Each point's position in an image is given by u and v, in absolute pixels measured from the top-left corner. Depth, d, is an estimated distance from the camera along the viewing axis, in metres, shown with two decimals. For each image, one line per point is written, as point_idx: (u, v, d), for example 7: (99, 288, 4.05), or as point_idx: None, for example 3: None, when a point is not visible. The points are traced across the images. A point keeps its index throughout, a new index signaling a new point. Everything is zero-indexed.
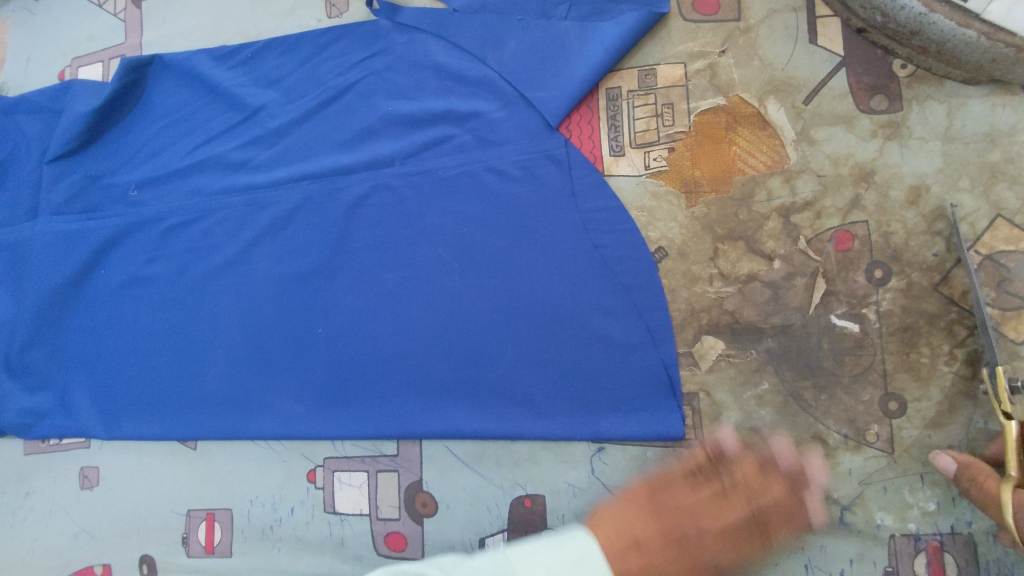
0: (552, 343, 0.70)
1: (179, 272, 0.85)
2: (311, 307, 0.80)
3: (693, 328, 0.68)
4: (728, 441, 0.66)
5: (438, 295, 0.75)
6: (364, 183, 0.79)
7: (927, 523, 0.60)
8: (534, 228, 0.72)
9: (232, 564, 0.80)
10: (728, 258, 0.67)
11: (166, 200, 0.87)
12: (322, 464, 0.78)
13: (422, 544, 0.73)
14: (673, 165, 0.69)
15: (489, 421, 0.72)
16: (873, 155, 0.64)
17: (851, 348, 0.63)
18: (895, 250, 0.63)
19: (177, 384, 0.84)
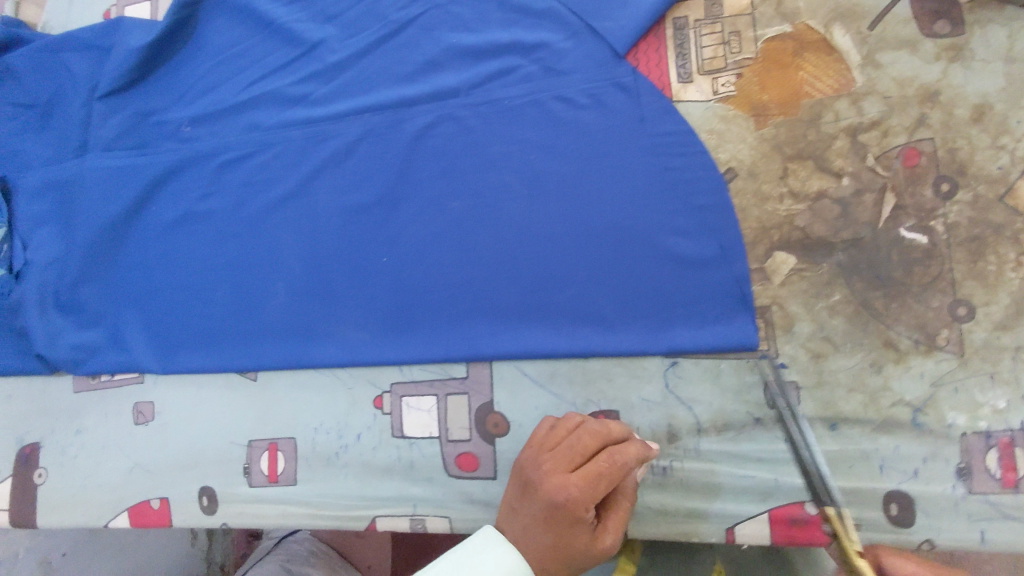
0: (621, 263, 0.72)
1: (237, 205, 0.86)
2: (376, 236, 0.81)
3: (764, 245, 0.70)
4: (801, 351, 0.68)
5: (504, 221, 0.77)
6: (429, 113, 0.81)
7: (999, 420, 0.63)
8: (603, 153, 0.74)
9: (297, 492, 0.80)
10: (797, 177, 0.70)
11: (223, 136, 0.88)
12: (389, 390, 0.79)
13: (494, 462, 0.75)
14: (742, 90, 0.72)
15: (561, 339, 0.73)
16: (938, 76, 0.67)
17: (920, 258, 0.66)
18: (960, 164, 0.66)
19: (236, 316, 0.85)
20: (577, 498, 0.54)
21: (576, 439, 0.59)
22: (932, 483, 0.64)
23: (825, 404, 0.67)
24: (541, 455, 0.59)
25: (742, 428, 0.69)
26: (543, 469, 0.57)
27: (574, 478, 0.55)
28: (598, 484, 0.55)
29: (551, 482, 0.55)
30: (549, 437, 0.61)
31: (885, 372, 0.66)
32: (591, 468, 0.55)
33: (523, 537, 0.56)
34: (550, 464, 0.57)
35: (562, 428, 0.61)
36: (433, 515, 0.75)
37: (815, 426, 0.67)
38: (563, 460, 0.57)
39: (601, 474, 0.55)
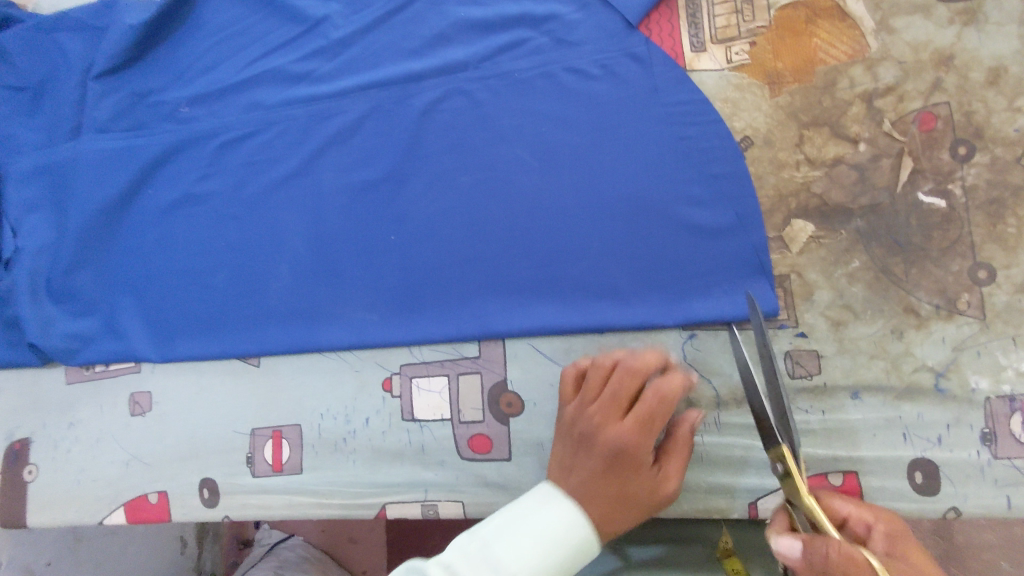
0: (637, 235, 0.71)
1: (237, 186, 0.83)
2: (384, 214, 0.79)
3: (782, 213, 0.69)
4: (821, 319, 0.67)
5: (517, 195, 0.75)
6: (437, 88, 0.79)
7: (1022, 383, 0.62)
8: (616, 124, 0.73)
9: (303, 480, 0.77)
10: (813, 143, 0.69)
11: (222, 115, 0.85)
12: (399, 371, 0.76)
13: (508, 443, 0.73)
14: (755, 59, 0.71)
15: (577, 314, 0.72)
16: (952, 39, 0.67)
17: (939, 222, 0.65)
18: (977, 127, 0.65)
19: (237, 300, 0.82)
20: (636, 441, 0.60)
21: (617, 384, 0.62)
22: (956, 449, 0.63)
23: (847, 372, 0.66)
24: (588, 407, 0.63)
25: None
26: (597, 421, 0.62)
27: (628, 424, 0.60)
28: (648, 424, 0.60)
29: (609, 432, 0.60)
30: (590, 387, 0.64)
31: (906, 338, 0.65)
32: (641, 412, 0.60)
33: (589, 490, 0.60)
34: (602, 414, 0.62)
35: (597, 376, 0.64)
36: (445, 500, 0.73)
37: (837, 395, 0.66)
38: (614, 408, 0.61)
39: (652, 414, 0.60)
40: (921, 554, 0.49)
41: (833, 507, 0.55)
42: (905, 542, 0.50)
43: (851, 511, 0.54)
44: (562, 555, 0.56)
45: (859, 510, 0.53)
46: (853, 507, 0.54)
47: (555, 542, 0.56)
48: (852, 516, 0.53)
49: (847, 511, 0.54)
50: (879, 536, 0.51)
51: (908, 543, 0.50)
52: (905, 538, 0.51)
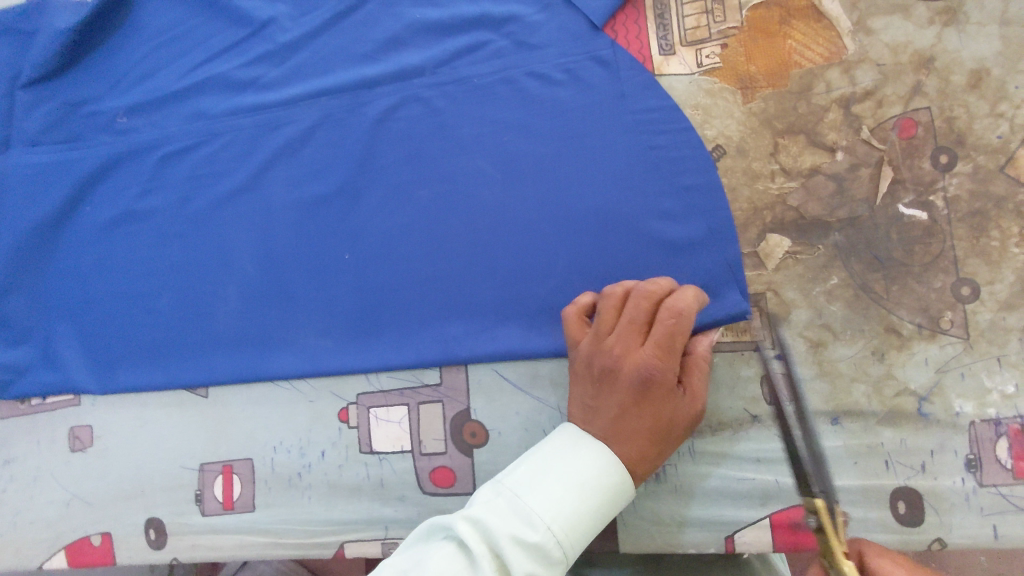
0: (607, 250, 0.67)
1: (181, 203, 0.77)
2: (337, 231, 0.73)
3: (756, 227, 0.65)
4: (799, 340, 0.63)
5: (478, 209, 0.70)
6: (393, 95, 0.73)
7: (1007, 406, 0.59)
8: (583, 132, 0.68)
9: (256, 518, 0.72)
10: (789, 152, 0.65)
11: (163, 125, 0.78)
12: (355, 401, 0.72)
13: (473, 477, 0.68)
14: (727, 62, 0.67)
15: (544, 338, 0.67)
16: (933, 41, 0.63)
17: (920, 236, 0.62)
18: (959, 134, 0.62)
19: (182, 326, 0.75)
20: (660, 363, 0.56)
21: (632, 309, 0.59)
22: (941, 476, 0.60)
23: (826, 397, 0.62)
24: (604, 340, 0.59)
25: (739, 428, 0.64)
26: (616, 351, 0.58)
27: (650, 348, 0.57)
28: (673, 345, 0.57)
29: (632, 358, 0.57)
30: (602, 319, 0.60)
31: (888, 360, 0.62)
32: (662, 332, 0.57)
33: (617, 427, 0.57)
34: (620, 343, 0.58)
35: (609, 309, 0.60)
36: (406, 537, 0.69)
37: (817, 422, 0.62)
38: (631, 336, 0.58)
39: (674, 333, 0.57)
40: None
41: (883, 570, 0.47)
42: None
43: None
44: (596, 502, 0.54)
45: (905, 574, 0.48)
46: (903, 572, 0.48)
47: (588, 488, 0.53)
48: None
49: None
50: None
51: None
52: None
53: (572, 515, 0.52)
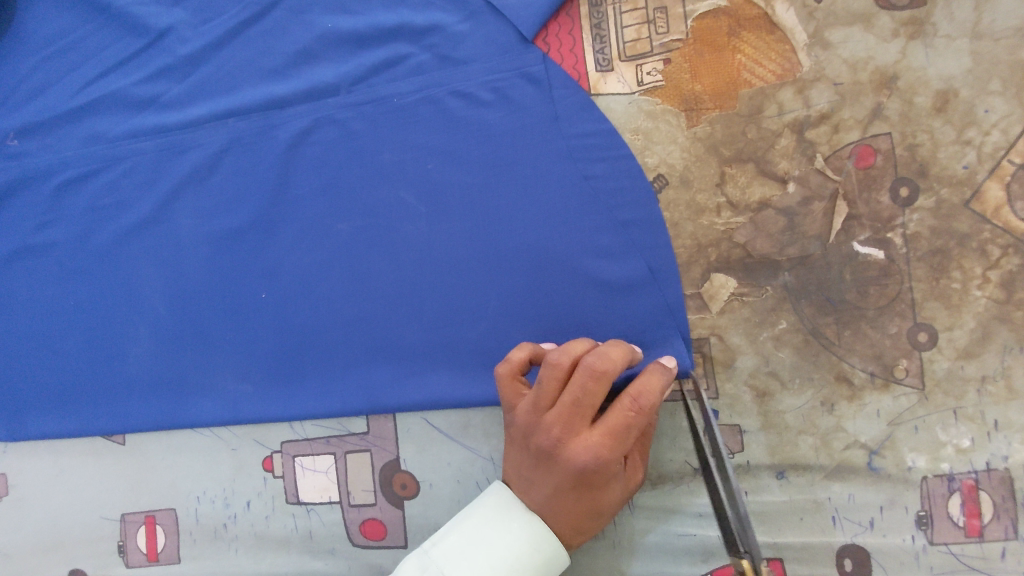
0: (540, 292, 0.61)
1: (84, 236, 0.71)
2: (251, 268, 0.67)
3: (701, 265, 0.60)
4: (744, 389, 0.59)
5: (402, 245, 0.64)
6: (305, 116, 0.66)
7: (962, 461, 0.56)
8: (512, 160, 0.61)
9: (181, 571, 0.69)
10: (736, 183, 0.59)
11: (60, 149, 0.72)
12: (280, 450, 0.67)
13: (404, 529, 0.65)
14: (670, 79, 0.60)
15: (473, 387, 0.62)
16: (896, 57, 0.56)
17: (876, 277, 0.57)
18: (921, 164, 0.56)
19: (92, 370, 0.70)
20: (605, 459, 0.50)
21: (579, 392, 0.50)
22: (890, 534, 0.57)
23: (772, 449, 0.59)
24: (545, 416, 0.52)
25: (681, 481, 0.61)
26: (556, 436, 0.51)
27: (595, 441, 0.50)
28: (623, 439, 0.50)
29: (574, 451, 0.50)
30: (544, 391, 0.52)
31: (837, 411, 0.58)
32: (612, 427, 0.50)
33: (553, 503, 0.53)
34: (562, 428, 0.51)
35: (552, 380, 0.51)
36: None
37: (761, 475, 0.59)
38: (577, 421, 0.50)
39: (625, 428, 0.50)
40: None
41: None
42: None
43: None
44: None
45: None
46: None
47: (514, 567, 0.53)
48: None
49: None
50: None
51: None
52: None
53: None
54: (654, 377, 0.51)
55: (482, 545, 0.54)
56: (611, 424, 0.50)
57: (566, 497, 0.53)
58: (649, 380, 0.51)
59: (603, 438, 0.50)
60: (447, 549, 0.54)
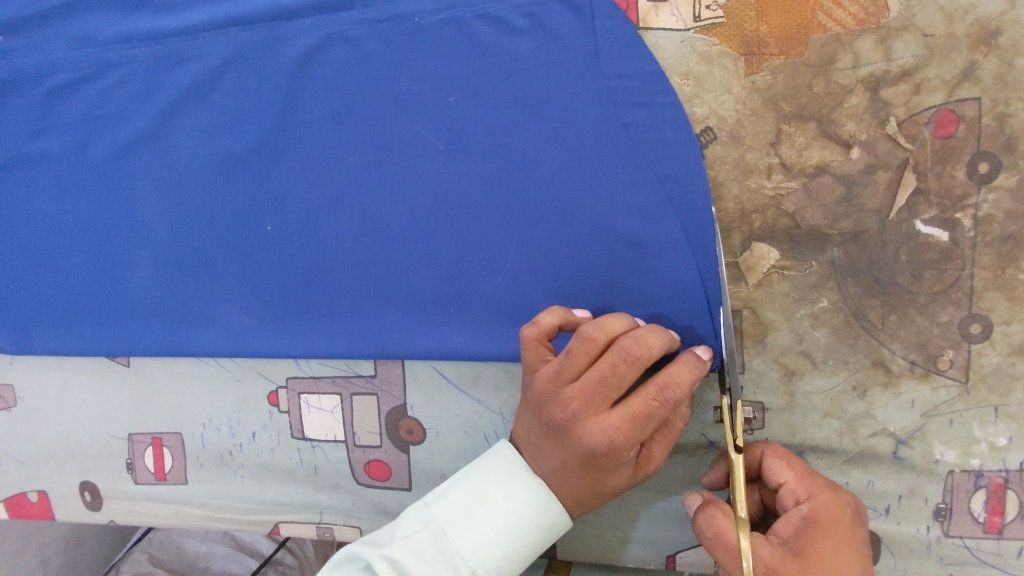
0: (562, 248, 0.56)
1: (77, 148, 0.66)
2: (255, 197, 0.62)
3: (742, 233, 0.55)
4: (772, 366, 0.56)
5: (417, 185, 0.59)
6: (315, 32, 0.60)
7: (994, 459, 0.53)
8: (544, 99, 0.55)
9: (189, 492, 0.70)
10: (793, 143, 0.53)
11: (47, 49, 0.66)
12: (285, 385, 0.66)
13: (408, 472, 0.64)
14: (732, 17, 0.53)
15: (486, 341, 0.59)
16: (1002, 7, 0.49)
17: (935, 260, 0.52)
18: (1009, 138, 0.49)
19: (91, 291, 0.67)
20: (618, 445, 0.48)
21: (607, 371, 0.48)
22: (904, 522, 0.55)
23: (794, 430, 0.56)
24: (566, 389, 0.50)
25: (693, 452, 0.59)
26: (573, 412, 0.49)
27: (611, 425, 0.48)
28: (643, 428, 0.48)
29: (588, 431, 0.48)
30: (570, 363, 0.49)
31: (869, 397, 0.54)
32: (632, 413, 0.48)
33: (557, 474, 0.52)
34: (580, 404, 0.49)
35: (583, 354, 0.49)
36: (340, 524, 0.67)
37: None
38: (597, 401, 0.48)
39: (647, 417, 0.48)
40: (837, 553, 0.42)
41: (770, 471, 0.48)
42: (824, 535, 0.43)
43: (788, 480, 0.46)
44: (528, 541, 0.53)
45: (797, 482, 0.46)
46: (794, 476, 0.46)
47: (517, 530, 0.52)
48: (785, 487, 0.46)
49: (784, 481, 0.46)
50: (793, 521, 0.43)
51: (829, 541, 0.42)
52: (831, 530, 0.43)
53: (500, 561, 0.52)
54: (690, 372, 0.48)
55: (486, 503, 0.53)
56: (633, 411, 0.48)
57: (572, 472, 0.51)
58: (684, 376, 0.48)
59: (621, 424, 0.48)
60: (449, 506, 0.53)
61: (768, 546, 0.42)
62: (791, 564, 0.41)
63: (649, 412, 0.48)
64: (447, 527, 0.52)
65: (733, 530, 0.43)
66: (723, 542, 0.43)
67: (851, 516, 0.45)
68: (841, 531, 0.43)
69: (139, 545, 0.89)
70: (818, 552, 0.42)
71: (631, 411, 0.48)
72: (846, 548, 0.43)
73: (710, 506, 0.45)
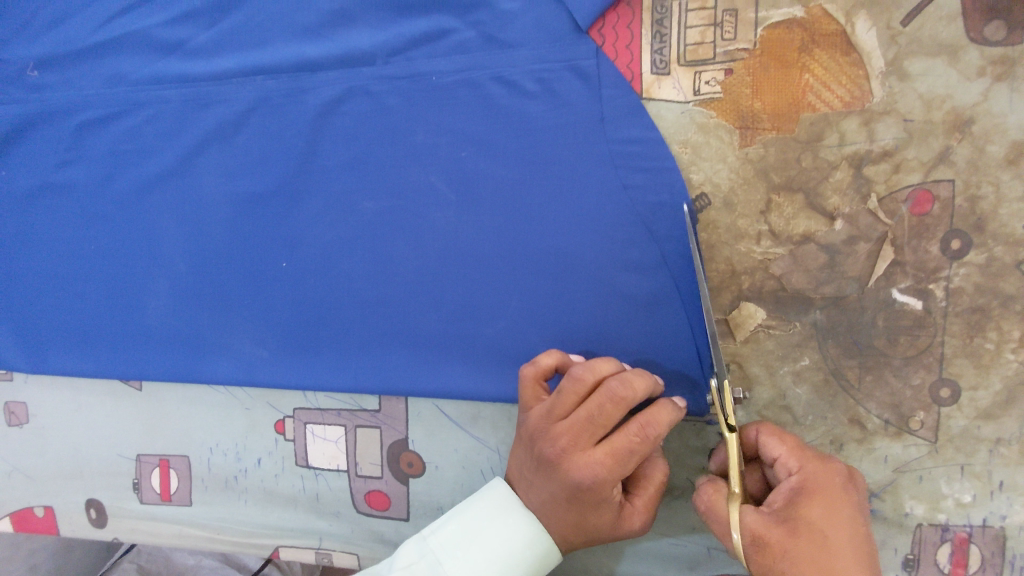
0: (563, 299, 0.60)
1: (102, 181, 0.69)
2: (273, 236, 0.66)
3: (731, 292, 0.58)
4: (756, 419, 0.59)
5: (427, 232, 0.62)
6: (337, 83, 0.63)
7: (959, 515, 0.56)
8: (551, 158, 0.59)
9: (193, 513, 0.73)
10: (781, 213, 0.56)
11: (79, 86, 0.70)
12: (292, 415, 0.69)
13: (407, 503, 0.67)
14: (729, 92, 0.57)
15: (487, 383, 0.62)
16: (976, 99, 0.53)
17: (909, 326, 0.55)
18: (980, 218, 0.53)
19: (109, 317, 0.70)
20: (603, 479, 0.50)
21: (594, 409, 0.51)
22: None
23: None
24: (556, 426, 0.52)
25: (680, 495, 0.62)
26: (561, 446, 0.52)
27: (597, 460, 0.50)
28: (627, 463, 0.50)
29: (575, 465, 0.51)
30: (561, 401, 0.52)
31: (845, 451, 0.58)
32: (617, 448, 0.50)
33: (546, 508, 0.54)
34: (568, 440, 0.51)
35: (573, 393, 0.52)
36: (339, 551, 0.69)
37: None
38: (584, 437, 0.51)
39: (631, 452, 0.50)
40: (829, 517, 0.43)
41: (764, 448, 0.48)
42: (811, 501, 0.43)
43: (780, 455, 0.47)
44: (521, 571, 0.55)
45: (789, 456, 0.46)
46: (787, 450, 0.47)
47: (510, 562, 0.55)
48: (779, 461, 0.47)
49: (776, 455, 0.47)
50: (783, 491, 0.45)
51: (817, 506, 0.43)
52: (821, 497, 0.44)
53: None
54: (669, 414, 0.51)
55: (479, 537, 0.56)
56: (617, 447, 0.50)
57: (560, 507, 0.53)
58: (666, 417, 0.51)
59: (604, 460, 0.50)
60: (443, 540, 0.56)
61: (755, 514, 0.44)
62: (775, 530, 0.43)
63: (632, 449, 0.50)
64: (442, 560, 0.55)
65: (723, 503, 0.46)
66: (714, 514, 0.46)
67: (845, 482, 0.45)
68: (832, 496, 0.44)
69: (128, 556, 0.91)
70: (804, 518, 0.43)
71: (615, 447, 0.50)
72: (838, 511, 0.43)
73: (704, 484, 0.48)
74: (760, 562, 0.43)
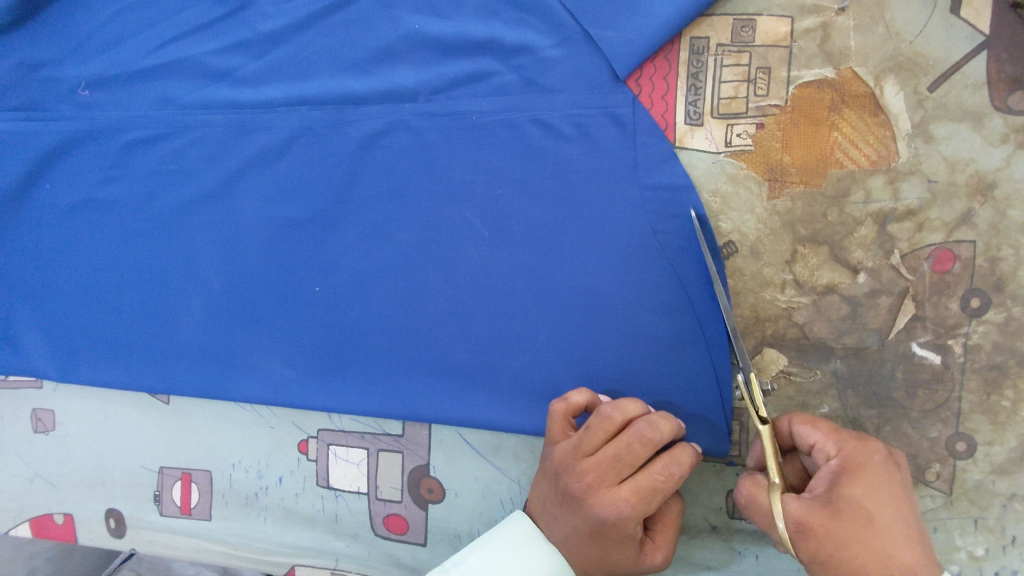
0: (589, 337, 0.61)
1: (144, 199, 0.72)
2: (308, 261, 0.68)
3: (755, 338, 0.60)
4: None
5: (459, 266, 0.64)
6: (379, 117, 0.66)
7: (972, 567, 0.57)
8: (584, 200, 0.61)
9: (211, 527, 0.74)
10: (806, 263, 0.58)
11: (128, 107, 0.72)
12: (316, 436, 0.70)
13: (425, 529, 0.68)
14: (759, 145, 0.59)
15: (511, 415, 0.63)
16: (999, 164, 0.55)
17: (927, 380, 0.57)
18: (999, 278, 0.55)
19: (143, 330, 0.72)
20: (627, 516, 0.51)
21: (622, 448, 0.52)
22: None
23: None
24: (582, 462, 0.53)
25: (695, 534, 0.63)
26: (587, 483, 0.53)
27: (622, 497, 0.51)
28: (650, 500, 0.51)
29: (600, 502, 0.52)
30: (589, 438, 0.54)
31: None
32: (641, 486, 0.51)
33: (568, 541, 0.55)
34: (595, 477, 0.52)
35: (601, 431, 0.53)
36: (354, 573, 0.70)
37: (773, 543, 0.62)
38: (610, 475, 0.52)
39: (654, 491, 0.51)
40: (872, 496, 0.44)
41: (799, 436, 0.49)
42: (853, 482, 0.44)
43: (817, 439, 0.48)
44: None
45: (826, 439, 0.47)
46: (822, 435, 0.47)
47: None
48: (816, 447, 0.48)
49: (813, 441, 0.48)
50: (824, 476, 0.46)
51: (859, 486, 0.44)
52: (863, 476, 0.45)
53: None
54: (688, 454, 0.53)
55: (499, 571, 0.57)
56: (641, 484, 0.51)
57: (582, 542, 0.54)
58: (688, 457, 0.52)
59: (629, 497, 0.51)
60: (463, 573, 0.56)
61: (797, 500, 0.45)
62: (819, 514, 0.44)
63: (656, 488, 0.51)
64: None
65: (763, 495, 0.47)
66: (756, 506, 0.47)
67: (884, 459, 0.46)
68: (873, 474, 0.45)
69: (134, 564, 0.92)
70: (848, 501, 0.44)
71: (639, 485, 0.51)
72: (879, 489, 0.45)
73: (744, 479, 0.49)
74: (808, 547, 0.44)
